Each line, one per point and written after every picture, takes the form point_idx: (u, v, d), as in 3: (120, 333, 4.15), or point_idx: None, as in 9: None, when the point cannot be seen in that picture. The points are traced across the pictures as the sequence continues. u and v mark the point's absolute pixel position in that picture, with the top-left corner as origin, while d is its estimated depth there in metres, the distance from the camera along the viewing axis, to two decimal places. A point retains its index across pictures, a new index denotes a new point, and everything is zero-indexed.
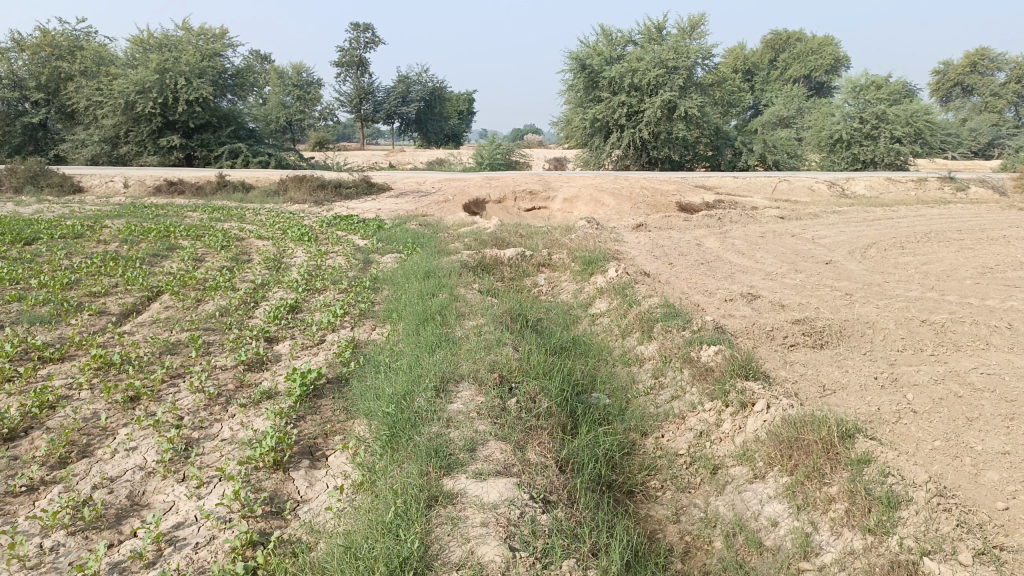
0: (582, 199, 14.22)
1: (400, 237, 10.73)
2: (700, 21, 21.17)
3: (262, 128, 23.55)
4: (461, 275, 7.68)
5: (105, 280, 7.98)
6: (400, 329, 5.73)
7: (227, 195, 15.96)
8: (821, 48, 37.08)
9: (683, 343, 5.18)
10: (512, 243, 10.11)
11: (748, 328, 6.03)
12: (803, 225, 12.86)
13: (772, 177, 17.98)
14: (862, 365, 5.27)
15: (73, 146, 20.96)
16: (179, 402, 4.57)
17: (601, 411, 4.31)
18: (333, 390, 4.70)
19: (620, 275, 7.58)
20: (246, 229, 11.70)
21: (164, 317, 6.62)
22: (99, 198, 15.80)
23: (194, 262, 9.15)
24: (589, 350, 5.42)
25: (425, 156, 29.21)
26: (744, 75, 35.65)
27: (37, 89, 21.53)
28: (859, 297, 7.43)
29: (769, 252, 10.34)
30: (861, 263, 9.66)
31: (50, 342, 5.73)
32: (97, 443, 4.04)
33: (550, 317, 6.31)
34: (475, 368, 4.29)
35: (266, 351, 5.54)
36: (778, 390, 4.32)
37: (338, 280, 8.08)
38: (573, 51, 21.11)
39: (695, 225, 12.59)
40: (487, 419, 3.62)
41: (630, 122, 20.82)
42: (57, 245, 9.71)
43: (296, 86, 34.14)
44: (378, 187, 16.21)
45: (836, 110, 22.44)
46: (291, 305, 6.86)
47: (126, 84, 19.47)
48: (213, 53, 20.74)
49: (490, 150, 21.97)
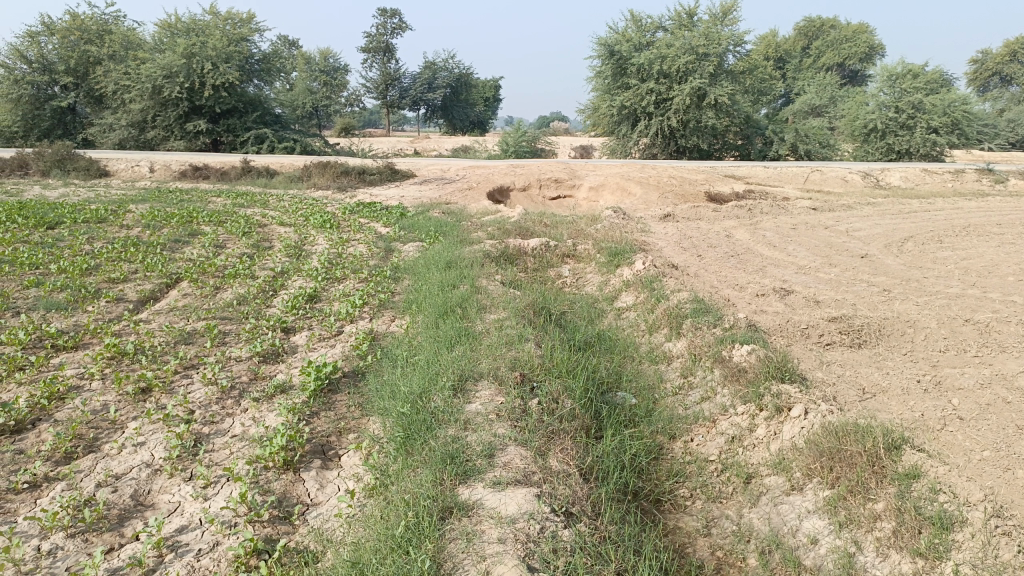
0: (608, 187, 13.94)
1: (423, 225, 10.57)
2: (732, 7, 20.68)
3: (288, 114, 23.52)
4: (483, 266, 7.50)
5: (125, 266, 7.91)
6: (419, 321, 5.57)
7: (251, 180, 15.90)
8: (856, 35, 36.30)
9: (714, 341, 4.95)
10: (537, 233, 9.88)
11: (782, 325, 5.78)
12: (836, 216, 12.49)
13: (804, 167, 17.56)
14: (902, 367, 5.01)
15: (102, 130, 21.06)
16: (190, 394, 4.44)
17: (626, 411, 4.11)
18: (348, 385, 4.54)
19: (647, 268, 7.34)
20: (268, 216, 11.60)
21: (182, 305, 6.50)
22: (125, 183, 15.85)
23: (215, 249, 9.07)
24: (614, 347, 5.21)
25: (450, 143, 29.01)
26: (776, 62, 34.95)
27: (66, 73, 21.67)
28: (897, 293, 7.12)
29: (802, 244, 10.02)
30: (898, 257, 9.31)
31: (65, 330, 5.64)
32: (105, 437, 3.92)
33: (575, 311, 6.10)
34: (495, 366, 4.10)
35: (282, 342, 5.40)
36: (816, 393, 4.08)
37: (358, 269, 7.93)
38: (601, 37, 20.78)
39: (724, 216, 12.28)
40: (507, 421, 3.43)
41: (658, 110, 20.49)
42: (80, 230, 9.68)
43: (322, 71, 34.11)
44: (402, 174, 16.08)
45: (870, 100, 21.88)
46: (310, 294, 6.72)
47: (153, 69, 19.49)
48: (240, 38, 20.65)
49: (515, 137, 21.73)
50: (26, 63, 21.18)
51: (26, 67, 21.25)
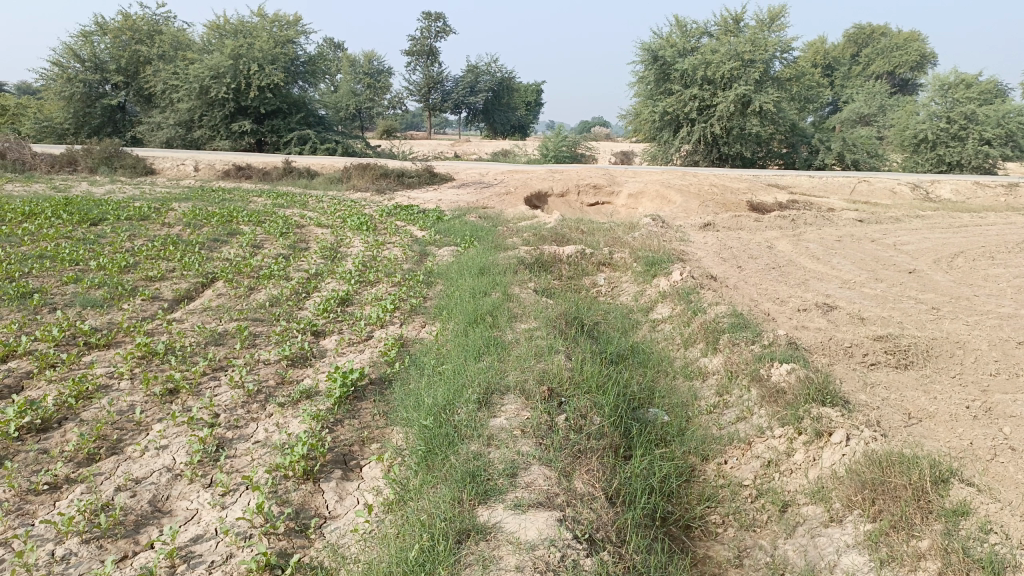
0: (648, 194, 13.74)
1: (459, 230, 10.50)
2: (779, 13, 20.29)
3: (331, 116, 23.73)
4: (517, 272, 7.40)
5: (163, 264, 7.97)
6: (449, 328, 5.48)
7: (292, 181, 16.04)
8: (908, 43, 35.48)
9: (752, 358, 4.77)
10: (573, 240, 9.75)
11: (823, 343, 5.57)
12: (883, 229, 12.12)
13: (850, 177, 17.13)
14: (951, 391, 4.77)
15: (150, 129, 21.46)
16: (216, 397, 4.41)
17: (657, 430, 3.97)
18: (375, 392, 4.47)
19: (685, 279, 7.16)
20: (306, 217, 11.65)
21: (215, 305, 6.52)
22: (170, 180, 16.12)
23: (252, 248, 9.12)
24: (648, 361, 5.06)
25: (491, 147, 29.00)
26: (824, 70, 34.27)
27: (117, 72, 22.15)
28: (947, 312, 6.84)
29: (846, 258, 9.73)
30: (948, 273, 8.97)
31: (99, 327, 5.67)
32: (128, 439, 3.91)
33: (609, 322, 5.96)
34: (522, 378, 3.99)
35: (311, 346, 5.36)
36: (859, 418, 3.89)
37: (391, 273, 7.88)
38: (645, 42, 20.57)
39: (766, 226, 12.00)
40: (532, 439, 3.32)
41: (701, 116, 20.21)
42: (122, 227, 9.81)
43: (366, 74, 34.43)
44: (441, 177, 16.07)
45: (922, 109, 21.29)
46: (342, 297, 6.68)
47: (201, 69, 19.79)
48: (286, 40, 20.85)
49: (556, 142, 21.59)
50: (79, 62, 21.70)
51: (79, 66, 21.76)
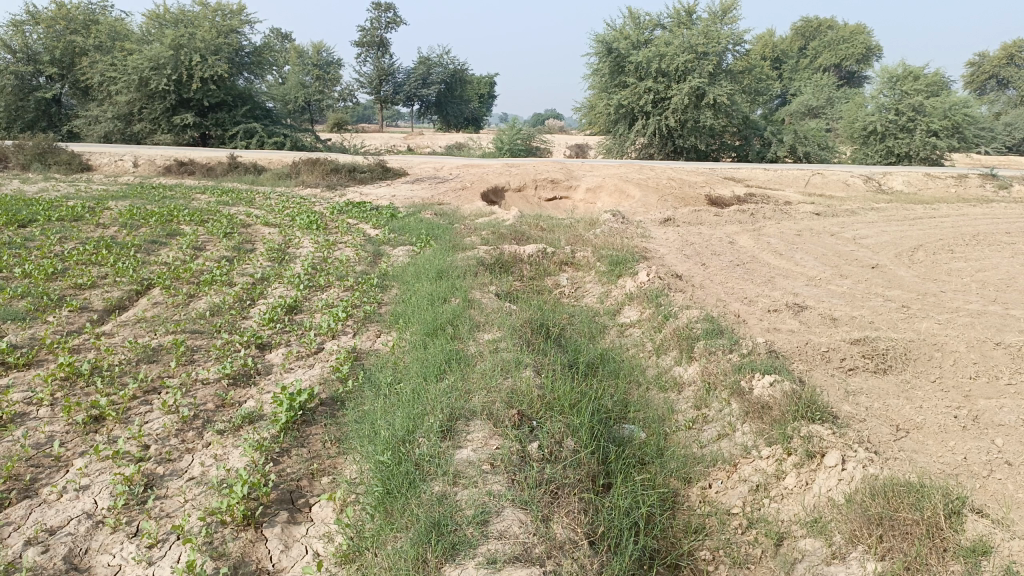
0: (606, 189, 13.49)
1: (414, 228, 10.09)
2: (732, 6, 20.23)
3: (279, 109, 22.98)
4: (476, 275, 7.03)
5: (94, 270, 7.38)
6: (406, 339, 5.10)
7: (237, 177, 15.37)
8: (853, 36, 35.98)
9: (731, 369, 4.52)
10: (532, 238, 9.42)
11: (799, 347, 5.32)
12: (841, 222, 12.06)
13: (805, 170, 17.16)
14: (933, 397, 4.57)
15: (87, 122, 20.41)
16: (147, 426, 3.95)
17: (635, 450, 3.66)
18: (325, 415, 4.07)
19: (652, 279, 6.87)
20: (253, 215, 11.09)
21: (150, 316, 6.00)
22: (107, 177, 15.29)
23: (193, 251, 8.57)
24: (620, 370, 4.76)
25: (444, 140, 28.43)
26: (773, 63, 34.56)
27: (51, 63, 21.03)
28: (917, 310, 6.69)
29: (808, 253, 9.59)
30: (911, 268, 8.87)
31: (19, 344, 5.13)
32: (45, 478, 3.45)
33: (575, 327, 5.64)
34: (489, 401, 3.64)
35: (255, 361, 4.92)
36: (851, 436, 3.66)
37: (343, 276, 7.43)
38: (599, 34, 20.34)
39: (726, 221, 11.83)
40: (503, 475, 2.98)
41: (656, 109, 20.06)
42: (52, 228, 9.13)
43: (315, 65, 33.56)
44: (394, 172, 15.60)
45: (870, 102, 21.50)
46: (289, 305, 6.22)
47: (140, 60, 18.85)
48: (229, 30, 20.04)
49: (510, 135, 21.20)
50: (10, 53, 20.54)
51: (9, 57, 20.58)
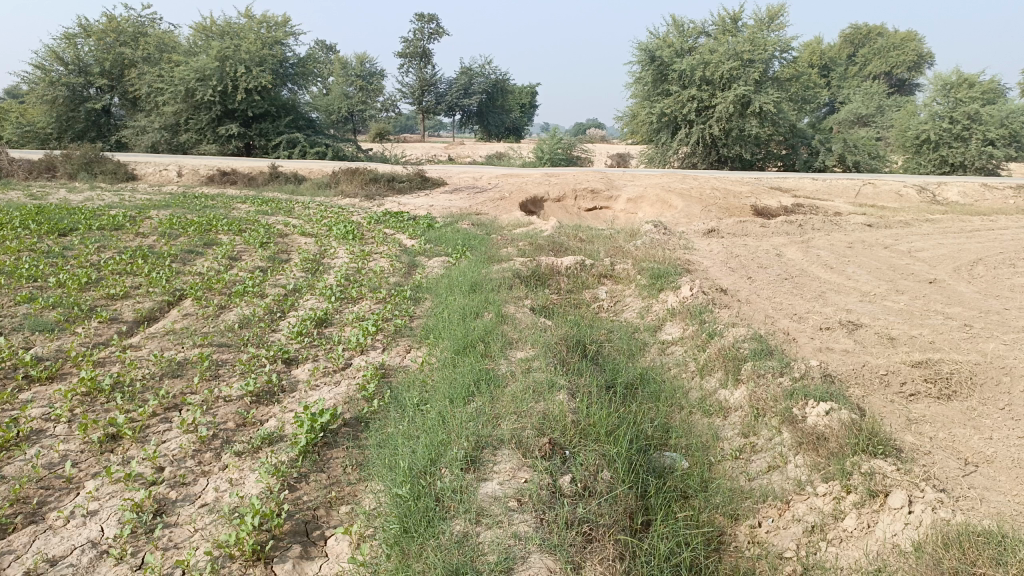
0: (648, 199, 13.18)
1: (450, 238, 9.91)
2: (779, 12, 19.73)
3: (323, 119, 23.13)
4: (511, 289, 6.80)
5: (128, 280, 7.32)
6: (436, 356, 4.88)
7: (278, 186, 15.41)
8: (904, 43, 35.10)
9: (782, 394, 4.20)
10: (571, 249, 9.16)
11: (856, 370, 4.96)
12: (894, 234, 11.57)
13: (855, 179, 16.58)
14: (1004, 427, 4.19)
15: (135, 132, 20.78)
16: (164, 446, 3.79)
17: (677, 482, 3.38)
18: (348, 437, 3.86)
19: (695, 294, 6.55)
20: (291, 224, 11.03)
21: (179, 328, 5.88)
22: (152, 187, 15.47)
23: (228, 261, 8.49)
24: (660, 393, 4.47)
25: (485, 150, 28.31)
26: (821, 70, 33.75)
27: (101, 75, 21.44)
28: (980, 329, 6.27)
29: (861, 266, 9.15)
30: (972, 284, 8.39)
31: (44, 357, 5.04)
32: (54, 501, 3.31)
33: (614, 344, 5.35)
34: (518, 427, 3.40)
35: (280, 378, 4.75)
36: (916, 473, 3.34)
37: (376, 288, 7.26)
38: (642, 42, 20.02)
39: (773, 232, 11.42)
40: (531, 515, 2.76)
41: (700, 118, 19.67)
42: (92, 237, 9.16)
43: (359, 76, 33.80)
44: (433, 181, 15.50)
45: (923, 110, 20.77)
46: (319, 317, 6.05)
47: (187, 72, 19.10)
48: (274, 41, 20.19)
49: (551, 145, 20.98)
50: (62, 65, 21.00)
51: (62, 69, 21.03)
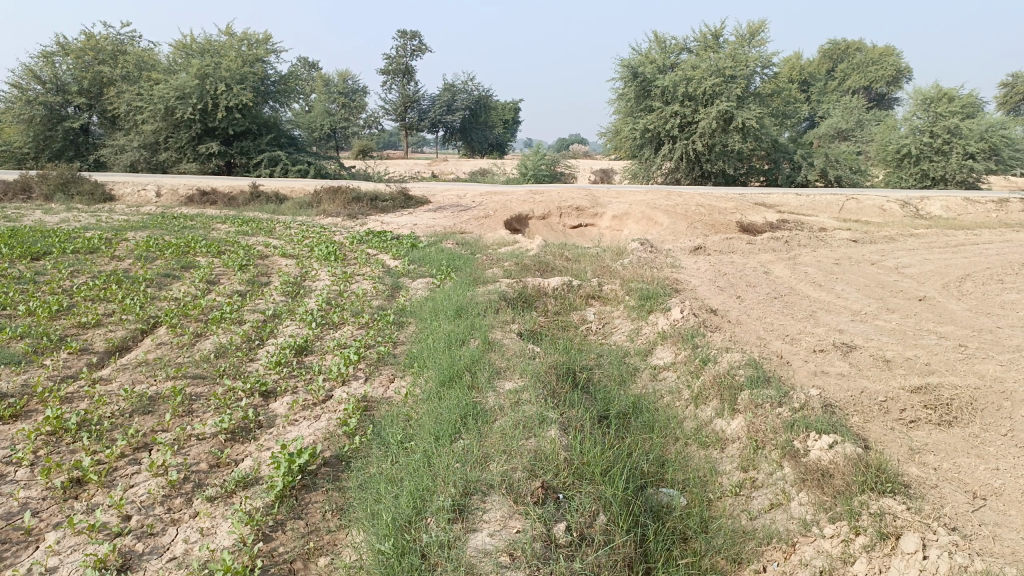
0: (633, 216, 13.08)
1: (435, 259, 9.72)
2: (759, 29, 19.82)
3: (306, 137, 22.91)
4: (497, 312, 6.61)
5: (101, 306, 7.07)
6: (420, 388, 4.68)
7: (259, 205, 15.17)
8: (883, 58, 35.41)
9: (781, 426, 4.04)
10: (558, 269, 9.01)
11: (854, 396, 4.81)
12: (881, 250, 11.51)
13: (838, 194, 16.58)
14: (1009, 455, 4.05)
15: (114, 151, 20.50)
16: (131, 492, 3.56)
17: (676, 523, 3.21)
18: (328, 479, 3.65)
19: (686, 317, 6.40)
20: (272, 245, 10.81)
21: (152, 359, 5.64)
22: (130, 207, 15.19)
23: (206, 285, 8.26)
24: (654, 423, 4.30)
25: (468, 167, 28.21)
26: (801, 85, 34.01)
27: (80, 94, 21.12)
28: (975, 349, 6.16)
29: (850, 284, 9.07)
30: (962, 301, 8.31)
31: (8, 393, 4.79)
32: (11, 557, 3.08)
33: (604, 370, 5.17)
34: (508, 468, 3.22)
35: (257, 413, 4.53)
36: (927, 512, 3.19)
37: (359, 312, 7.05)
38: (624, 58, 20.03)
39: (760, 249, 11.33)
40: (525, 571, 2.57)
41: (683, 133, 19.65)
42: (65, 262, 8.88)
43: (341, 93, 33.64)
44: (416, 200, 15.33)
45: (904, 124, 20.89)
46: (299, 345, 5.84)
47: (166, 90, 18.80)
48: (255, 59, 20.01)
49: (534, 161, 20.91)
50: (39, 84, 20.67)
51: (39, 88, 20.69)
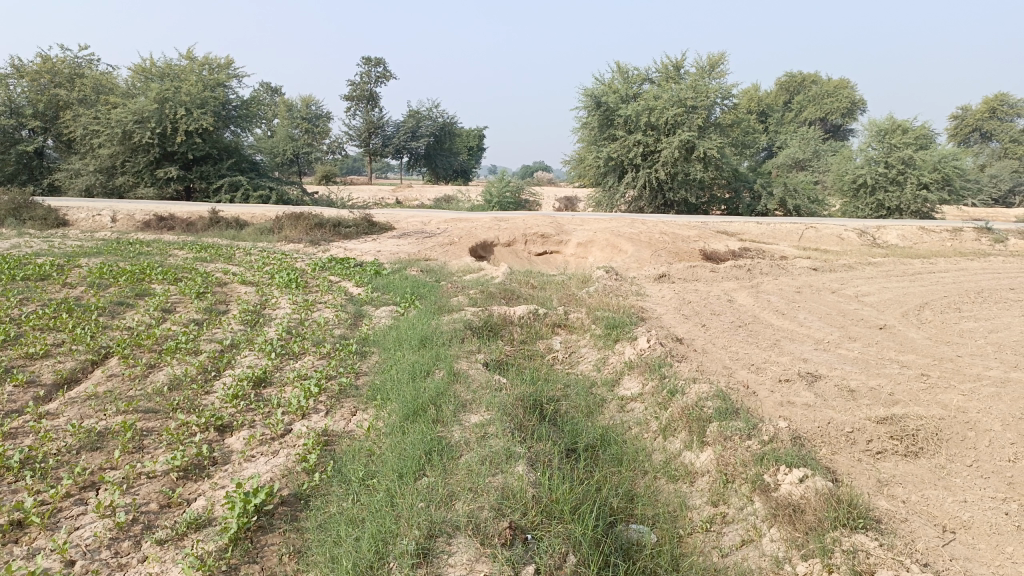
0: (598, 243, 13.10)
1: (398, 286, 9.58)
2: (719, 61, 20.22)
3: (268, 162, 22.65)
4: (461, 342, 6.50)
5: (50, 336, 6.80)
6: (383, 421, 4.54)
7: (218, 231, 14.90)
8: (838, 91, 36.36)
9: (751, 459, 3.99)
10: (523, 297, 8.94)
11: (820, 427, 4.79)
12: (841, 278, 11.67)
13: (798, 223, 16.85)
14: (974, 486, 4.06)
15: (68, 176, 20.02)
16: (75, 534, 3.37)
17: (647, 561, 3.13)
18: (286, 519, 3.49)
19: (653, 346, 6.36)
20: (231, 272, 10.58)
21: (102, 392, 5.40)
22: (84, 233, 14.79)
23: (161, 313, 8.01)
24: (622, 456, 4.22)
25: (432, 193, 28.15)
26: (760, 116, 34.76)
27: (34, 116, 20.63)
28: (937, 378, 6.22)
29: (812, 312, 9.15)
30: (921, 329, 8.42)
31: None
32: None
33: (571, 401, 5.09)
34: (474, 508, 3.11)
35: (212, 449, 4.34)
36: (899, 548, 3.16)
37: (320, 341, 6.88)
38: (588, 87, 20.24)
39: (723, 277, 11.41)
40: None
41: (645, 162, 19.85)
42: (13, 289, 8.56)
43: (304, 118, 33.43)
44: (380, 227, 15.20)
45: (859, 155, 21.40)
46: (257, 377, 5.65)
47: (124, 113, 18.45)
48: (216, 84, 19.77)
49: (499, 188, 20.94)
50: None
51: None
